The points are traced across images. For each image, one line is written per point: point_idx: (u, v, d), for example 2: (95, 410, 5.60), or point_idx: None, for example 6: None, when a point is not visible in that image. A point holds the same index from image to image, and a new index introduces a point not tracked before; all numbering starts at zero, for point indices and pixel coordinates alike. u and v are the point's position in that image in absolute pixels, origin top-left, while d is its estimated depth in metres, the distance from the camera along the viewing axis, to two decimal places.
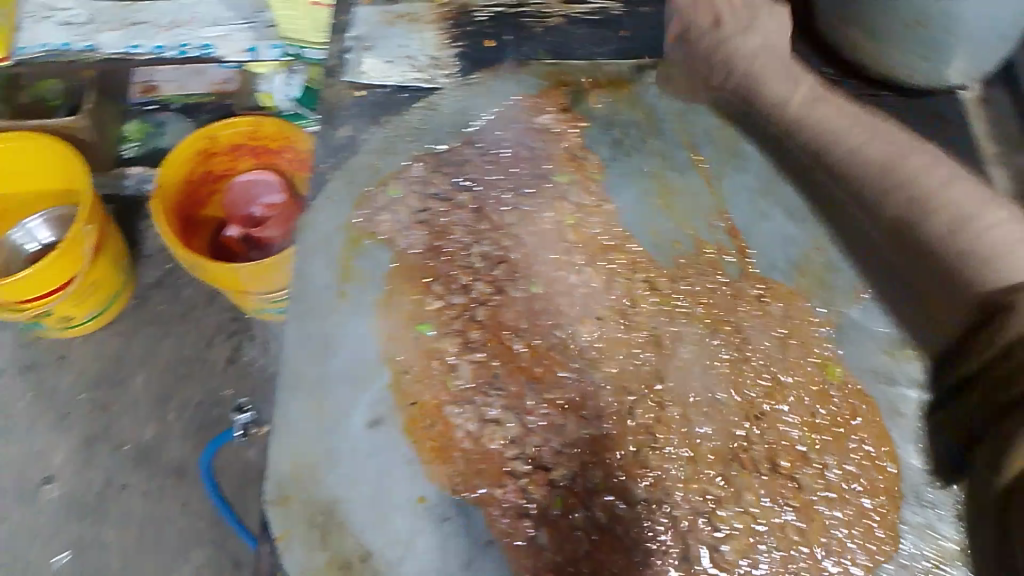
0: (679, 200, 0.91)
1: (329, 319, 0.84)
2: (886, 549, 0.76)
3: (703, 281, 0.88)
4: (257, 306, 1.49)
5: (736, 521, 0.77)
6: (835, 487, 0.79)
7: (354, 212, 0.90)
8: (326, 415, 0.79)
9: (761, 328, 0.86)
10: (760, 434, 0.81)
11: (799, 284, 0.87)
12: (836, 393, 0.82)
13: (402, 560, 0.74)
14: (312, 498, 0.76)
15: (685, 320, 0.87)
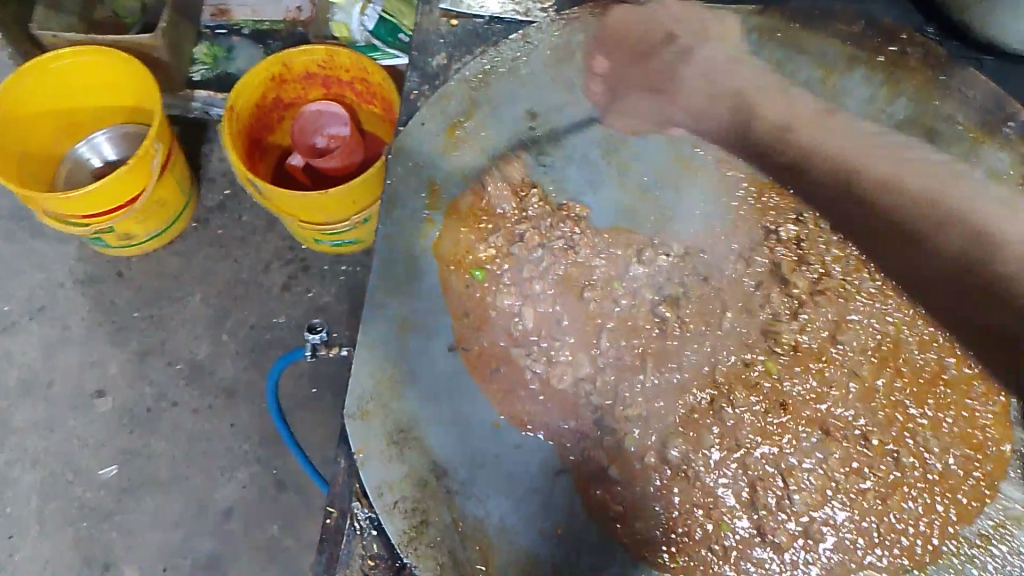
0: (774, 156, 0.92)
1: (419, 241, 0.85)
2: (970, 512, 0.76)
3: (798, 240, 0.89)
4: (315, 236, 1.50)
5: (811, 477, 0.80)
6: (912, 448, 0.80)
7: (448, 140, 0.88)
8: (410, 338, 0.80)
9: (861, 292, 0.87)
10: (840, 397, 0.83)
11: (900, 250, 0.88)
12: (936, 359, 0.84)
13: (475, 480, 0.76)
14: (391, 412, 0.76)
15: (766, 272, 0.88)
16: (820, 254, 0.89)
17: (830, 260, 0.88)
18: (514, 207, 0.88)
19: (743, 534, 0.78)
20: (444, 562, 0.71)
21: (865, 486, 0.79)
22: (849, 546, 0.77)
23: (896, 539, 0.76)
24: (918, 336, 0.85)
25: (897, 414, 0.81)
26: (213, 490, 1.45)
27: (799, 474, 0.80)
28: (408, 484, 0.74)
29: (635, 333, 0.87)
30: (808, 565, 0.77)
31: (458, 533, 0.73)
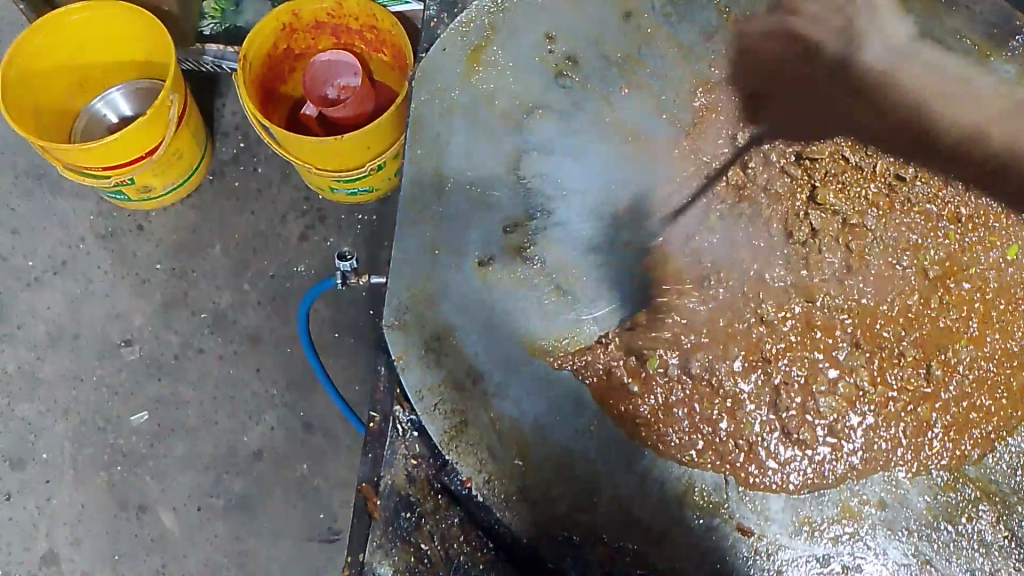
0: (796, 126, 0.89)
1: (446, 156, 0.86)
2: (995, 425, 0.82)
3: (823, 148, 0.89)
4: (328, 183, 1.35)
5: (839, 387, 0.83)
6: (949, 366, 0.84)
7: (472, 67, 0.89)
8: (445, 250, 0.82)
9: (882, 202, 0.88)
10: (868, 305, 0.86)
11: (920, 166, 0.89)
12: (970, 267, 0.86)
13: (507, 385, 0.79)
14: (427, 323, 0.80)
15: (782, 183, 0.88)
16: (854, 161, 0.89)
17: (859, 171, 0.89)
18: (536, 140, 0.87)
19: (773, 439, 0.82)
20: (486, 459, 0.76)
21: (904, 407, 0.82)
22: (875, 447, 0.81)
23: (927, 451, 0.81)
24: (951, 244, 0.87)
25: (935, 331, 0.85)
26: (242, 433, 1.33)
27: (825, 379, 0.83)
28: (446, 388, 0.78)
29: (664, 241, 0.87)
30: (834, 465, 0.81)
31: (495, 432, 0.77)
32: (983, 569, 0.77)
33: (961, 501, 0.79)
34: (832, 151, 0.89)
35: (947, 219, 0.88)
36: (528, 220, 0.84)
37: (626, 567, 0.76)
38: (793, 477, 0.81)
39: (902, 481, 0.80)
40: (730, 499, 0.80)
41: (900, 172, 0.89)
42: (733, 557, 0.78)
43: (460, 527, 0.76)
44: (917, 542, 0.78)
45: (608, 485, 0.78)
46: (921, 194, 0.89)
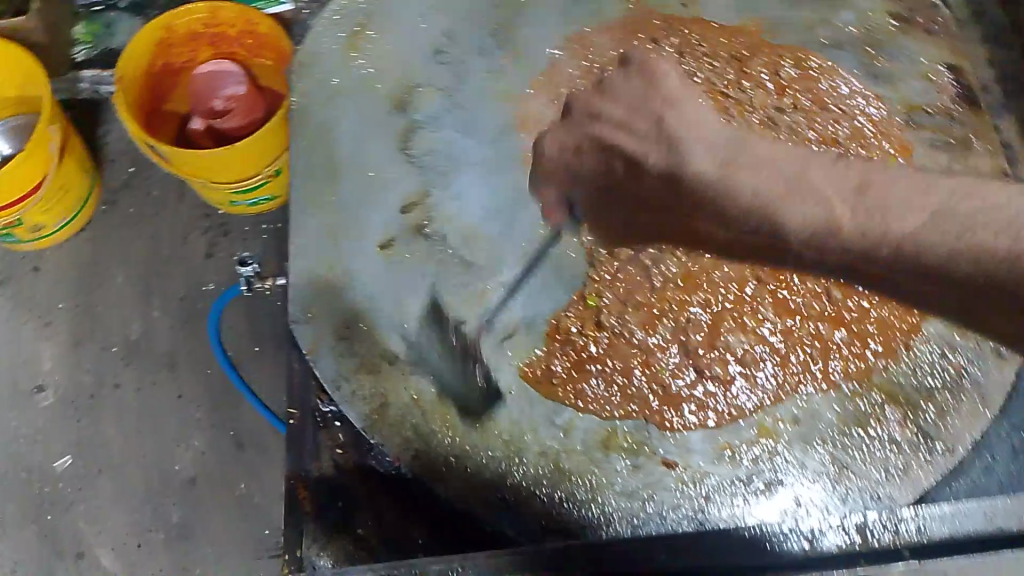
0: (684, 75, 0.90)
1: (333, 144, 0.85)
2: (903, 338, 0.81)
3: (708, 87, 0.90)
4: (225, 199, 1.30)
5: (744, 318, 0.82)
6: (848, 286, 0.83)
7: (351, 53, 0.89)
8: (343, 238, 0.82)
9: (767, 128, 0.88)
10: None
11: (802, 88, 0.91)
12: None
13: (423, 361, 0.78)
14: (336, 311, 0.80)
15: None
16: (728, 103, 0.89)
17: (741, 105, 0.89)
18: (425, 117, 0.87)
19: (687, 379, 0.80)
20: (411, 436, 0.75)
21: (807, 330, 0.82)
22: (786, 371, 0.80)
23: (837, 371, 0.80)
24: None
25: None
26: (171, 462, 1.27)
27: (721, 316, 0.82)
28: (362, 373, 0.77)
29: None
30: (746, 396, 0.79)
31: (419, 410, 0.76)
32: (901, 468, 0.75)
33: (868, 407, 0.78)
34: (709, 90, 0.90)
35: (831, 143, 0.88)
36: (423, 197, 0.85)
37: (559, 521, 0.73)
38: (708, 413, 0.79)
39: (815, 398, 0.79)
40: (652, 438, 0.77)
41: (779, 102, 0.90)
42: (660, 494, 0.74)
43: (395, 506, 0.77)
44: (833, 451, 0.76)
45: (532, 441, 0.76)
46: (809, 117, 0.89)
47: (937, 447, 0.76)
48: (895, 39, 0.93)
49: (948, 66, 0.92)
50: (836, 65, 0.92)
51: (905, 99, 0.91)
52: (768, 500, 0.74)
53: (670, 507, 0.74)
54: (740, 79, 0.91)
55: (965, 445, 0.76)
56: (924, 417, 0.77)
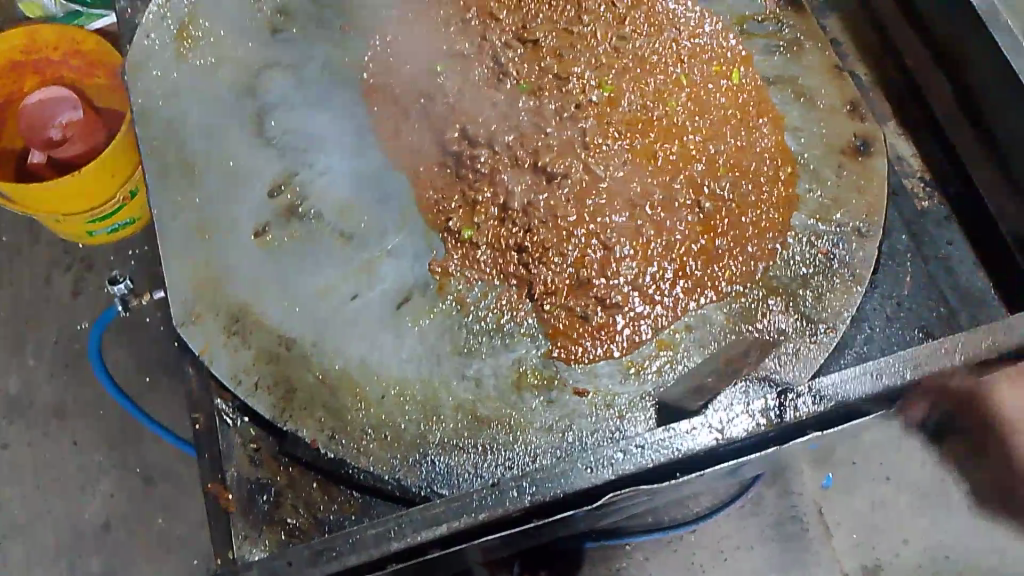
0: (523, 19, 0.92)
1: (185, 141, 0.83)
2: (776, 236, 0.85)
3: (550, 25, 0.92)
4: (82, 228, 1.22)
5: (629, 243, 0.84)
6: (714, 196, 0.87)
7: (183, 46, 0.86)
8: (214, 233, 0.80)
9: (613, 56, 0.92)
10: (628, 168, 0.87)
11: (638, 14, 0.93)
12: (708, 97, 0.91)
13: (322, 340, 0.77)
14: (220, 307, 0.77)
15: (520, 62, 0.90)
16: (571, 41, 0.92)
17: (585, 38, 0.92)
18: (276, 98, 0.85)
19: (586, 310, 0.82)
20: (323, 417, 0.75)
21: (690, 245, 0.85)
22: (676, 288, 0.83)
23: (721, 278, 0.84)
24: (686, 83, 0.91)
25: (701, 168, 0.88)
26: (80, 513, 1.19)
27: (607, 244, 0.84)
28: (260, 363, 0.76)
29: (415, 153, 0.87)
30: (643, 318, 0.82)
31: (327, 389, 0.76)
32: (791, 354, 0.78)
33: (753, 303, 0.83)
34: (550, 29, 0.92)
35: (675, 63, 0.92)
36: (290, 178, 0.83)
37: (487, 470, 0.74)
38: (611, 341, 0.81)
39: (705, 307, 0.83)
40: (560, 370, 0.79)
41: (622, 31, 0.92)
42: (579, 423, 0.76)
43: (322, 489, 0.76)
44: (728, 350, 0.80)
45: (447, 397, 0.76)
46: (652, 40, 0.93)
47: (821, 328, 0.80)
48: None
49: None
50: None
51: (734, 11, 0.95)
52: (678, 408, 0.77)
53: (589, 433, 0.76)
54: (579, 15, 0.92)
55: (847, 322, 0.80)
56: (805, 303, 0.81)
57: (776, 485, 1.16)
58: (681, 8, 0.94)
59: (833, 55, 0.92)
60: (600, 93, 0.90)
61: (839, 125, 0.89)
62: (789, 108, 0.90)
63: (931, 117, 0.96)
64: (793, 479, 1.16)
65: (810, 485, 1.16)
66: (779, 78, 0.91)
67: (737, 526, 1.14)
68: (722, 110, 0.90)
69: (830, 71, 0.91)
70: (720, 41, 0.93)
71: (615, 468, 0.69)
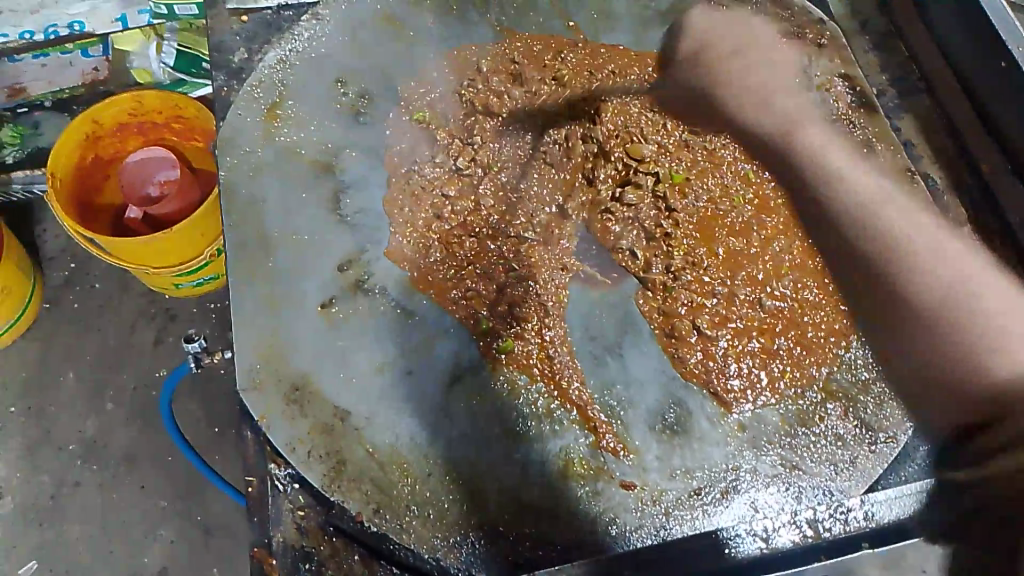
0: (593, 108, 0.95)
1: (267, 214, 0.87)
2: (839, 338, 0.84)
3: (615, 118, 0.94)
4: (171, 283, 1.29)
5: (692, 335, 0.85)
6: (776, 294, 0.86)
7: (274, 127, 0.91)
8: (283, 304, 0.83)
9: (678, 150, 0.94)
10: (685, 259, 0.88)
11: (705, 112, 0.95)
12: (775, 194, 0.92)
13: (378, 414, 0.79)
14: (283, 376, 0.80)
15: (586, 151, 0.93)
16: (641, 130, 0.93)
17: (656, 129, 0.94)
18: (354, 179, 0.90)
19: (638, 402, 0.81)
20: (370, 490, 0.76)
21: (749, 342, 0.85)
22: (732, 385, 0.83)
23: (780, 378, 0.83)
24: (755, 179, 0.92)
25: (763, 266, 0.88)
26: (139, 556, 1.22)
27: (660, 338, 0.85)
28: (315, 435, 0.78)
29: (479, 237, 0.90)
30: (701, 413, 0.81)
31: (376, 463, 0.77)
32: (847, 462, 0.78)
33: (810, 406, 0.81)
34: (618, 120, 0.94)
35: (744, 159, 0.94)
36: (359, 256, 0.86)
37: (527, 555, 0.74)
38: (664, 435, 0.80)
39: (762, 407, 0.81)
40: (608, 461, 0.78)
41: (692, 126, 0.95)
42: (623, 516, 0.76)
43: (363, 563, 0.76)
44: (781, 452, 0.79)
45: (493, 482, 0.77)
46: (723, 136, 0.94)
47: (880, 437, 0.79)
48: (788, 53, 0.96)
49: (847, 70, 0.92)
50: None
51: None
52: (726, 508, 0.76)
53: (634, 528, 0.75)
54: (649, 107, 0.95)
55: (907, 433, 0.79)
56: (864, 410, 0.80)
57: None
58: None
59: (904, 158, 0.88)
60: (667, 179, 0.92)
61: None
62: None
63: (1006, 225, 0.93)
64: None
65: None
66: None
67: None
68: (789, 209, 0.91)
69: (902, 171, 0.86)
70: None
71: (642, 537, 0.75)
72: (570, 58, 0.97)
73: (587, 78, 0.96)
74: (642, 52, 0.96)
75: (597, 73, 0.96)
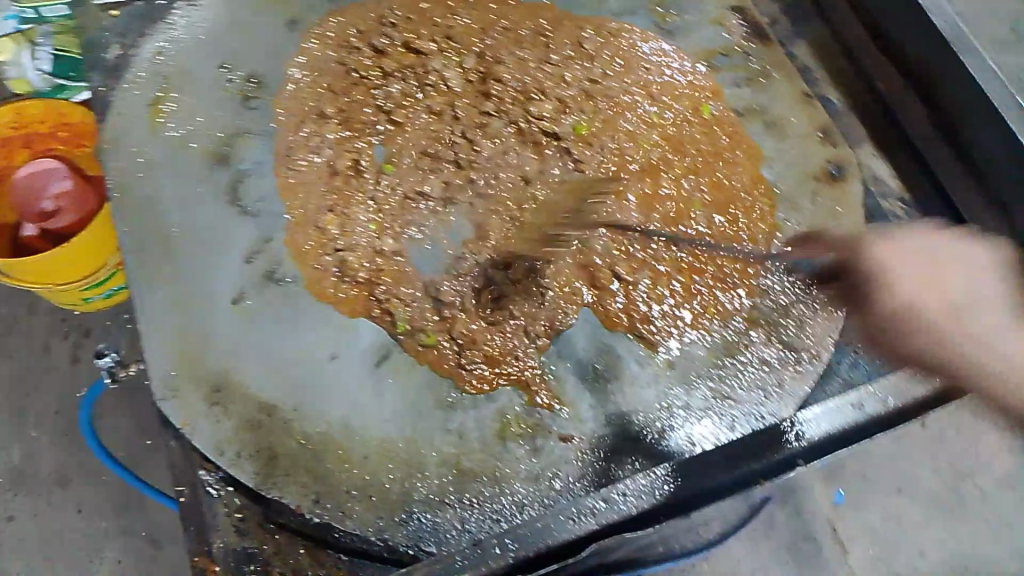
0: (491, 65, 0.92)
1: (163, 213, 0.84)
2: (756, 269, 0.85)
3: (515, 74, 0.91)
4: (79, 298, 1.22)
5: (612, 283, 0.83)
6: (692, 232, 0.86)
7: (161, 122, 0.87)
8: (192, 304, 0.80)
9: (577, 99, 0.91)
10: (599, 212, 0.86)
11: (605, 56, 0.93)
12: (680, 130, 0.91)
13: (305, 403, 0.77)
14: (202, 378, 0.78)
15: (490, 108, 0.89)
16: (542, 85, 0.91)
17: (558, 80, 0.92)
18: (252, 166, 0.86)
19: (564, 356, 0.80)
20: (307, 480, 0.75)
21: (670, 284, 0.84)
22: (658, 328, 0.82)
23: (703, 315, 0.83)
24: (659, 120, 0.91)
25: (677, 206, 0.87)
26: None
27: (578, 309, 0.82)
28: (242, 433, 0.76)
29: (383, 214, 0.85)
30: (634, 359, 0.81)
31: (309, 453, 0.75)
32: (774, 385, 0.80)
33: (734, 335, 0.82)
34: (518, 76, 0.91)
35: (647, 101, 0.92)
36: (266, 244, 0.83)
37: (472, 522, 0.74)
38: (598, 386, 0.79)
39: (690, 343, 0.81)
40: (545, 417, 0.78)
41: (593, 77, 0.92)
42: (564, 470, 0.76)
43: (309, 555, 0.74)
44: (713, 384, 0.80)
45: (432, 453, 0.76)
46: (626, 80, 0.93)
47: (803, 356, 0.81)
48: None
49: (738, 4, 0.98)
50: (632, 27, 0.95)
51: (701, 48, 0.95)
52: (664, 445, 0.77)
53: (576, 479, 0.75)
54: (544, 57, 0.93)
55: (828, 351, 0.82)
56: (784, 334, 0.82)
57: (788, 504, 1.16)
58: (648, 45, 0.95)
59: (800, 82, 0.94)
60: (571, 132, 0.89)
61: (808, 154, 0.90)
62: (761, 139, 0.91)
63: (906, 137, 0.95)
64: (805, 497, 1.16)
65: (822, 503, 1.16)
66: (748, 110, 0.92)
67: (750, 547, 1.13)
68: (697, 146, 0.90)
69: (802, 96, 0.93)
70: (690, 77, 0.94)
71: (598, 517, 0.70)
72: (463, 18, 0.95)
73: (483, 35, 0.94)
74: (538, 5, 0.96)
75: (492, 30, 0.94)
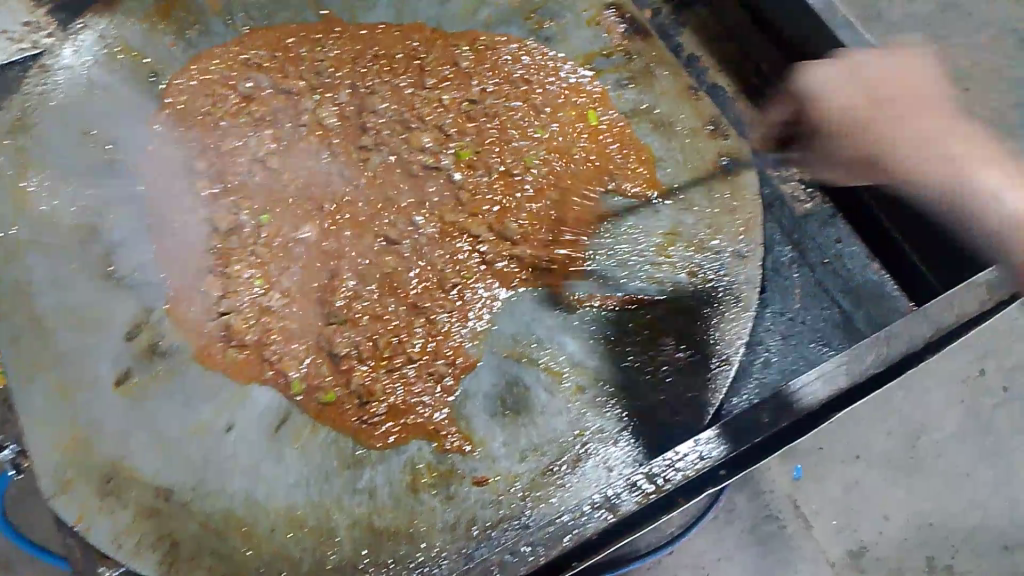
0: (366, 92, 0.91)
1: (32, 295, 0.77)
2: (664, 277, 0.82)
3: (390, 104, 0.90)
4: None
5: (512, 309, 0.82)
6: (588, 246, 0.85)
7: (20, 197, 0.80)
8: (75, 389, 0.74)
9: (458, 120, 0.89)
10: (489, 243, 0.85)
11: (477, 69, 0.92)
12: (564, 140, 0.90)
13: (205, 480, 0.73)
14: (94, 468, 0.72)
15: (369, 138, 0.88)
16: (419, 113, 0.89)
17: (433, 103, 0.90)
18: (125, 232, 0.81)
19: (465, 393, 0.78)
20: (213, 564, 0.70)
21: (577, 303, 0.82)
22: (562, 350, 0.80)
23: (610, 334, 0.81)
24: (542, 132, 0.90)
25: (568, 223, 0.86)
26: None
27: (476, 358, 0.80)
28: (142, 521, 0.71)
29: (268, 269, 0.83)
30: (543, 387, 0.78)
31: (212, 533, 0.71)
32: (689, 396, 0.77)
33: (642, 346, 0.80)
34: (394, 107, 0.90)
35: (528, 116, 0.90)
36: (146, 317, 0.79)
37: None
38: (507, 421, 0.77)
39: (595, 363, 0.79)
40: (455, 460, 0.75)
41: (471, 95, 0.91)
42: (479, 515, 0.72)
43: None
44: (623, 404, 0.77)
45: (342, 515, 0.72)
46: (503, 94, 0.91)
47: (713, 361, 0.78)
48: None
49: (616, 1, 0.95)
50: (508, 38, 0.94)
51: (581, 53, 0.93)
52: (580, 476, 0.74)
53: (494, 524, 0.72)
54: (420, 80, 0.91)
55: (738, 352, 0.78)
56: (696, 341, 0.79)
57: (745, 487, 1.07)
58: (525, 56, 0.93)
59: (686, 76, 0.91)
60: (454, 160, 0.88)
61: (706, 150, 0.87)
62: (651, 142, 0.89)
63: None
64: (759, 479, 1.08)
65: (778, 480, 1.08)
66: (636, 112, 0.90)
67: (714, 538, 1.05)
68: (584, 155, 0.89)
69: (686, 90, 0.90)
70: (571, 85, 0.92)
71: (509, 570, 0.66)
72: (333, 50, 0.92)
73: (353, 66, 0.92)
74: (408, 27, 0.94)
75: (362, 59, 0.92)
